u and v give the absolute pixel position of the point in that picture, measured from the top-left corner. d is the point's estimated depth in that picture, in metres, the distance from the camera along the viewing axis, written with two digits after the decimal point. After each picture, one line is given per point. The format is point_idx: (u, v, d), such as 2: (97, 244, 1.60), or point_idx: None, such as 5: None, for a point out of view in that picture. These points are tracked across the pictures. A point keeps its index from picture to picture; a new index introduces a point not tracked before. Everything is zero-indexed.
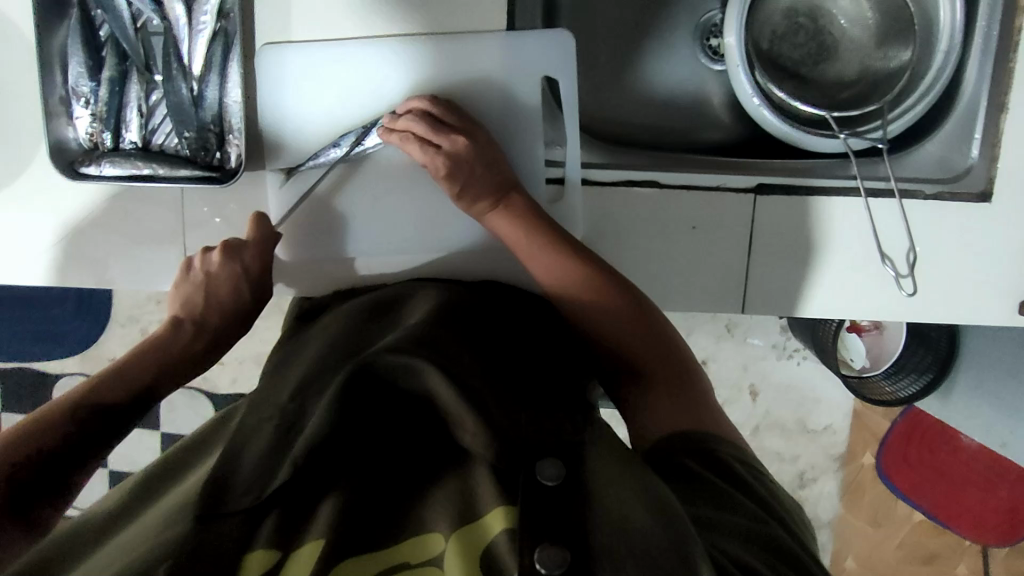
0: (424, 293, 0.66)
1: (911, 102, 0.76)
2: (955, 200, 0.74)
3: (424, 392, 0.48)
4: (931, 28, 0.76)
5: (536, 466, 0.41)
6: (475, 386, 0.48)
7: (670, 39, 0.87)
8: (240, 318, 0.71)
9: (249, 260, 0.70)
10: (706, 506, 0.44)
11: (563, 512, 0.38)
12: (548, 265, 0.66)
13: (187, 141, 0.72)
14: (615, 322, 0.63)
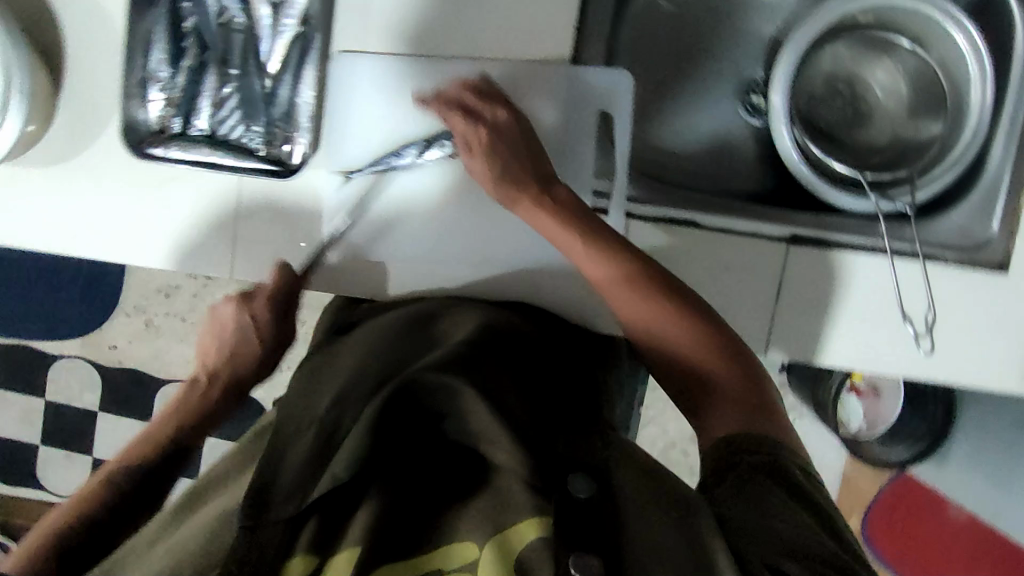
0: (462, 312, 0.70)
1: (939, 172, 0.79)
2: (975, 271, 0.78)
3: (457, 410, 0.51)
4: (961, 105, 0.81)
5: (569, 482, 0.45)
6: (511, 406, 0.52)
7: (715, 89, 0.90)
8: (251, 359, 0.73)
9: (254, 310, 0.73)
10: (753, 516, 0.47)
11: (597, 525, 0.43)
12: (594, 270, 0.67)
13: (255, 134, 0.76)
14: (665, 338, 0.63)
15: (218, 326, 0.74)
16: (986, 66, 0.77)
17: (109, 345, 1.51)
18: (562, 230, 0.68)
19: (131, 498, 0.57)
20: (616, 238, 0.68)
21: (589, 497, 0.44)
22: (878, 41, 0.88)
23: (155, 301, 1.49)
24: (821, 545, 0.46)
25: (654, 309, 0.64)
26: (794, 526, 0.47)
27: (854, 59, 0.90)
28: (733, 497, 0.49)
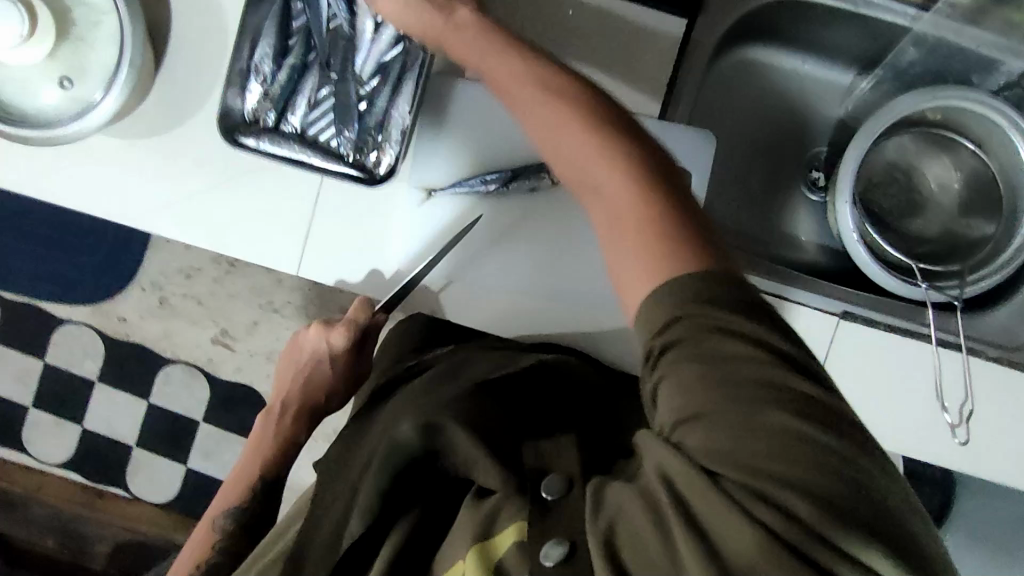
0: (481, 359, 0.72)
1: (988, 271, 0.83)
2: (1013, 369, 0.81)
3: (450, 441, 0.58)
4: (1016, 212, 0.85)
5: (542, 482, 0.47)
6: (494, 433, 0.57)
7: (781, 161, 0.93)
8: (323, 388, 0.85)
9: (334, 338, 0.82)
10: (733, 438, 0.42)
11: (565, 516, 0.45)
12: (588, 161, 0.51)
13: (346, 140, 0.76)
14: (637, 261, 0.48)
15: (307, 353, 0.85)
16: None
17: (119, 317, 1.51)
18: (556, 123, 0.52)
19: (240, 532, 0.78)
20: (632, 130, 0.52)
21: (561, 497, 0.46)
22: (940, 138, 0.92)
23: (174, 281, 1.49)
24: (825, 491, 0.41)
25: (639, 212, 0.48)
26: (794, 452, 0.41)
27: (916, 151, 0.93)
28: (693, 408, 0.44)
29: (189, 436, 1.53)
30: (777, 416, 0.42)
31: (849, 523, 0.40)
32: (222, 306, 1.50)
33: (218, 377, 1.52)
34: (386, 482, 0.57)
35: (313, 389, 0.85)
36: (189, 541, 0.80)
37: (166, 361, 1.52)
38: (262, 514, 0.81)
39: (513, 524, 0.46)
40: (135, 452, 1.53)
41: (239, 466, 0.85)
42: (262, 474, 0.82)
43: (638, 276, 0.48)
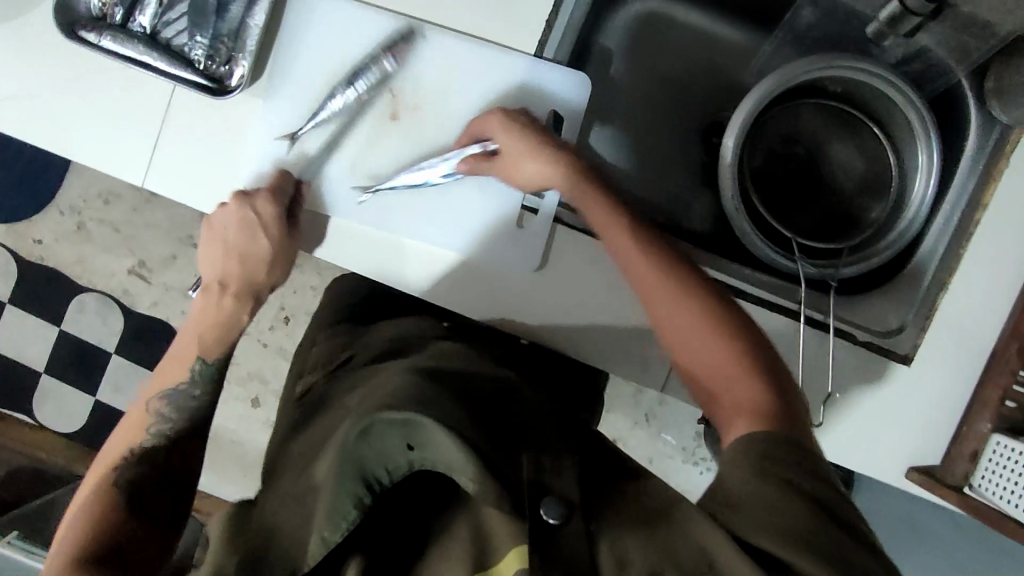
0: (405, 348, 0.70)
1: (869, 254, 0.80)
2: (878, 355, 0.78)
3: (427, 446, 0.47)
4: (905, 193, 0.82)
5: (541, 503, 0.46)
6: (472, 435, 0.48)
7: (681, 127, 0.91)
8: (262, 267, 0.72)
9: (262, 207, 0.71)
10: (769, 506, 0.46)
11: (567, 550, 0.45)
12: (679, 310, 0.60)
13: (198, 46, 0.74)
14: (735, 392, 0.55)
15: (218, 231, 0.70)
16: (935, 155, 0.78)
17: (34, 239, 1.45)
18: (639, 262, 0.64)
19: (184, 434, 0.67)
20: (675, 262, 0.64)
21: (560, 522, 0.46)
22: (845, 115, 0.87)
23: (92, 206, 1.43)
24: (817, 534, 0.44)
25: (732, 352, 0.57)
26: (789, 509, 0.46)
27: (820, 125, 0.89)
28: (739, 492, 0.48)
29: (98, 367, 1.47)
30: (782, 481, 0.48)
31: (847, 537, 0.45)
32: (137, 235, 1.43)
33: (132, 309, 1.46)
34: (359, 488, 0.47)
35: (251, 265, 0.71)
36: (109, 441, 0.66)
37: (79, 289, 1.46)
38: (206, 410, 0.69)
39: (512, 552, 0.43)
40: (43, 379, 1.47)
41: (172, 350, 0.71)
42: (201, 355, 0.70)
43: (728, 405, 0.56)
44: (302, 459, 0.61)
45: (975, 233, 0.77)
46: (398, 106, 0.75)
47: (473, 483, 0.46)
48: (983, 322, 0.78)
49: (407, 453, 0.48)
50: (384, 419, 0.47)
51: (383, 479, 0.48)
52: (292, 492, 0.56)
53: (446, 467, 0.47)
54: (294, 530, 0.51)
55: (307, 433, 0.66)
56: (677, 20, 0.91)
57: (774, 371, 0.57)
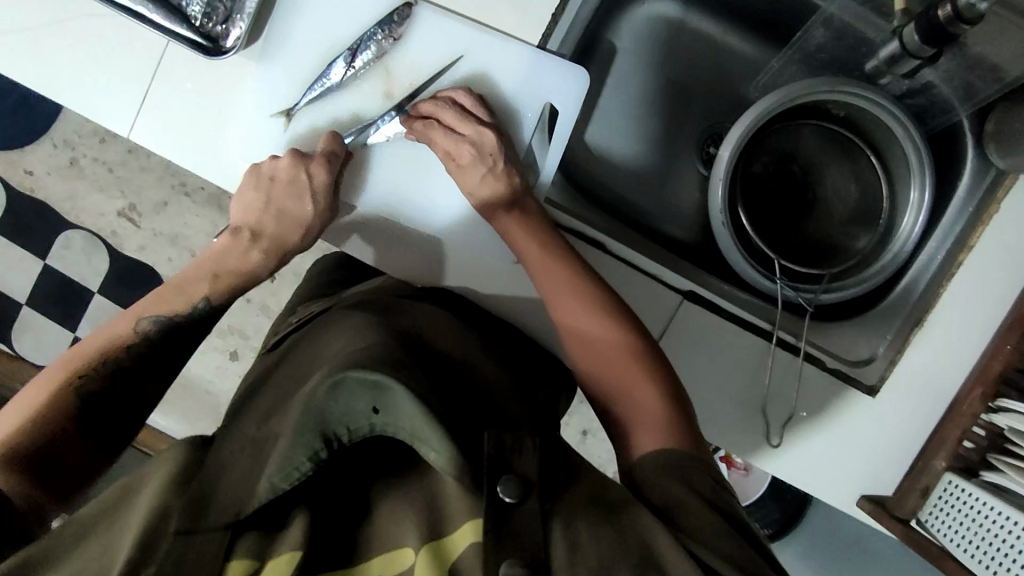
0: (349, 317, 0.66)
1: (848, 284, 0.80)
2: (847, 385, 0.79)
3: (391, 408, 0.47)
4: (893, 227, 0.82)
5: (499, 482, 0.47)
6: (434, 402, 0.49)
7: (678, 133, 0.91)
8: (300, 228, 0.71)
9: (315, 172, 0.70)
10: (688, 518, 0.49)
11: (519, 527, 0.45)
12: (590, 333, 0.65)
13: (195, 2, 0.72)
14: (636, 411, 0.60)
15: (301, 185, 0.70)
16: (926, 164, 0.78)
17: (25, 170, 1.43)
18: (565, 285, 0.68)
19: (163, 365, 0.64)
20: (606, 287, 0.68)
21: (516, 501, 0.46)
22: (844, 142, 0.87)
23: (87, 141, 1.42)
24: (735, 551, 0.47)
25: (636, 370, 0.63)
26: (709, 520, 0.49)
27: (816, 148, 0.88)
28: (661, 498, 0.51)
29: (80, 304, 1.47)
30: (696, 497, 0.51)
31: (756, 554, 0.48)
32: (130, 176, 1.43)
33: (118, 251, 1.45)
34: (318, 441, 0.48)
35: (286, 226, 0.70)
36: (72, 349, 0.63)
37: (66, 225, 1.45)
38: (193, 335, 0.67)
39: (468, 523, 0.46)
40: (24, 311, 1.47)
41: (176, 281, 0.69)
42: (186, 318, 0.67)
43: (628, 415, 0.61)
44: (265, 408, 0.62)
45: (953, 275, 0.77)
46: (393, 85, 0.74)
47: (433, 451, 0.46)
48: (951, 362, 0.78)
49: (371, 416, 0.48)
50: (355, 377, 0.47)
51: (341, 437, 0.48)
52: (249, 441, 0.56)
53: (407, 433, 0.47)
54: (237, 484, 0.50)
55: (257, 398, 0.68)
56: (690, 26, 0.89)
57: (675, 383, 0.63)
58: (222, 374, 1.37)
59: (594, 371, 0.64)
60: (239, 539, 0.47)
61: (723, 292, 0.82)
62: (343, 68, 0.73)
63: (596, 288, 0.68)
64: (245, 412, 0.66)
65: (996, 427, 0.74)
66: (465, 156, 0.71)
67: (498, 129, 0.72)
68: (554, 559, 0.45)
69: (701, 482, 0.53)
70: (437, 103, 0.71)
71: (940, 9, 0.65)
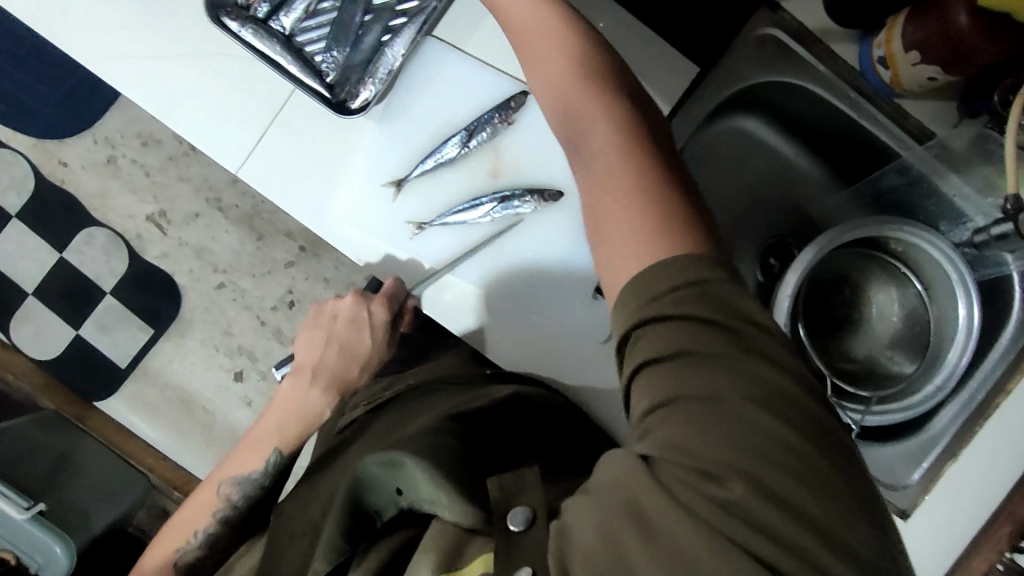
0: (423, 411, 0.70)
1: (893, 412, 0.84)
2: None
3: (409, 477, 0.56)
4: (937, 359, 0.87)
5: (508, 513, 0.48)
6: (457, 470, 0.56)
7: (739, 238, 0.96)
8: (357, 362, 0.77)
9: (374, 310, 0.76)
10: (709, 446, 0.41)
11: (526, 548, 0.46)
12: (616, 174, 0.52)
13: (331, 59, 0.74)
14: (619, 229, 0.49)
15: (354, 322, 0.76)
16: (972, 311, 0.84)
17: (61, 162, 1.42)
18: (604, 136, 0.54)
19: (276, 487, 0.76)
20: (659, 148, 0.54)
21: (524, 528, 0.47)
22: (894, 271, 0.93)
23: (130, 143, 1.43)
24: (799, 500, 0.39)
25: (636, 200, 0.50)
26: (774, 446, 0.40)
27: (869, 274, 0.95)
28: (684, 388, 0.42)
29: (90, 302, 1.44)
30: (727, 432, 0.41)
31: (805, 506, 0.39)
32: (167, 184, 1.43)
33: (141, 255, 1.44)
34: (348, 519, 0.56)
35: (348, 360, 0.77)
36: (175, 516, 0.75)
37: (92, 221, 1.43)
38: (276, 481, 0.75)
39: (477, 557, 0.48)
40: (30, 302, 1.43)
41: (256, 432, 0.75)
42: (277, 447, 0.74)
43: (609, 233, 0.50)
44: (333, 483, 0.66)
45: (993, 416, 0.82)
46: (499, 165, 0.77)
47: (447, 509, 0.52)
48: (982, 497, 0.82)
49: (396, 496, 0.57)
50: (373, 460, 0.58)
51: (381, 515, 0.58)
52: (313, 527, 0.62)
53: (427, 501, 0.54)
54: (295, 567, 0.58)
55: (325, 476, 0.69)
56: (766, 143, 0.94)
57: (684, 203, 0.50)
58: None
59: (592, 187, 0.53)
60: None
61: None
62: (457, 148, 0.76)
63: (622, 125, 0.54)
64: (314, 483, 0.69)
65: None
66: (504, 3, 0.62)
67: None
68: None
69: (770, 372, 0.42)
70: None
71: None
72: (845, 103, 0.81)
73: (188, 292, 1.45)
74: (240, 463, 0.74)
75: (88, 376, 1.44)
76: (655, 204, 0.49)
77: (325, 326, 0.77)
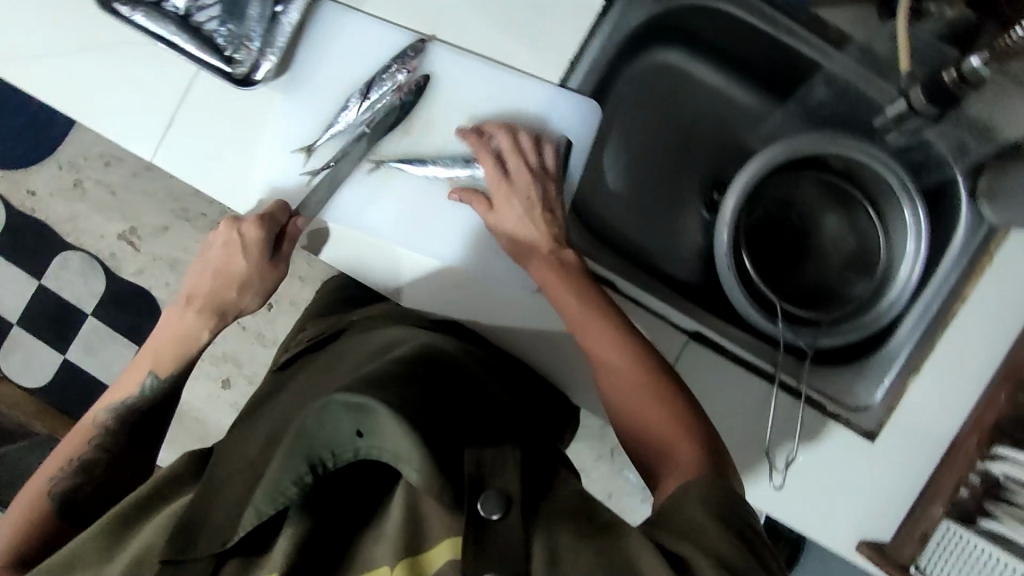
0: (377, 351, 0.63)
1: (848, 333, 0.84)
2: (847, 429, 0.80)
3: (374, 428, 0.47)
4: (889, 276, 0.86)
5: (481, 497, 0.46)
6: (421, 420, 0.49)
7: (684, 178, 0.94)
8: (233, 284, 0.75)
9: (245, 229, 0.73)
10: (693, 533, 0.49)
11: (497, 543, 0.44)
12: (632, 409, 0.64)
13: (227, 33, 0.74)
14: (668, 467, 0.59)
15: (226, 245, 0.74)
16: (921, 218, 0.82)
17: (28, 190, 1.43)
18: (598, 331, 0.68)
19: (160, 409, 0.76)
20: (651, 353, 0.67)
21: (498, 516, 0.46)
22: (840, 191, 0.90)
23: (92, 164, 1.42)
24: (743, 565, 0.47)
25: (661, 425, 0.62)
26: (727, 544, 0.48)
27: (816, 198, 0.92)
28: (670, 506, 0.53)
29: (73, 326, 1.45)
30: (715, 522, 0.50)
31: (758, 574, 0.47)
32: (134, 201, 1.43)
33: (116, 273, 1.44)
34: (303, 466, 0.48)
35: (223, 283, 0.76)
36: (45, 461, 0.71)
37: (65, 246, 1.44)
38: (161, 407, 0.76)
39: (447, 540, 0.45)
40: (15, 332, 1.45)
41: (135, 359, 0.76)
42: (153, 369, 0.75)
43: (647, 438, 0.62)
44: (268, 430, 0.61)
45: (949, 326, 0.80)
46: (411, 124, 0.76)
47: (415, 470, 0.45)
48: (946, 412, 0.80)
49: (356, 440, 0.48)
50: (339, 401, 0.47)
51: (327, 461, 0.48)
52: (248, 466, 0.56)
53: (392, 456, 0.46)
54: (229, 510, 0.52)
55: (257, 421, 0.66)
56: (695, 78, 0.92)
57: (709, 435, 0.61)
58: (219, 403, 1.35)
59: (620, 396, 0.65)
60: (224, 565, 0.50)
61: (727, 335, 0.85)
62: (361, 104, 0.76)
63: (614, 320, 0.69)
64: (251, 428, 0.65)
65: (991, 476, 0.75)
66: (501, 192, 0.74)
67: (545, 171, 0.75)
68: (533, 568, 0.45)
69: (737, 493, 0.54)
70: (495, 134, 0.74)
71: (945, 72, 0.70)
72: (759, 18, 0.80)
73: (167, 306, 1.45)
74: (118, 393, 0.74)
75: (80, 398, 1.45)
76: (657, 394, 0.63)
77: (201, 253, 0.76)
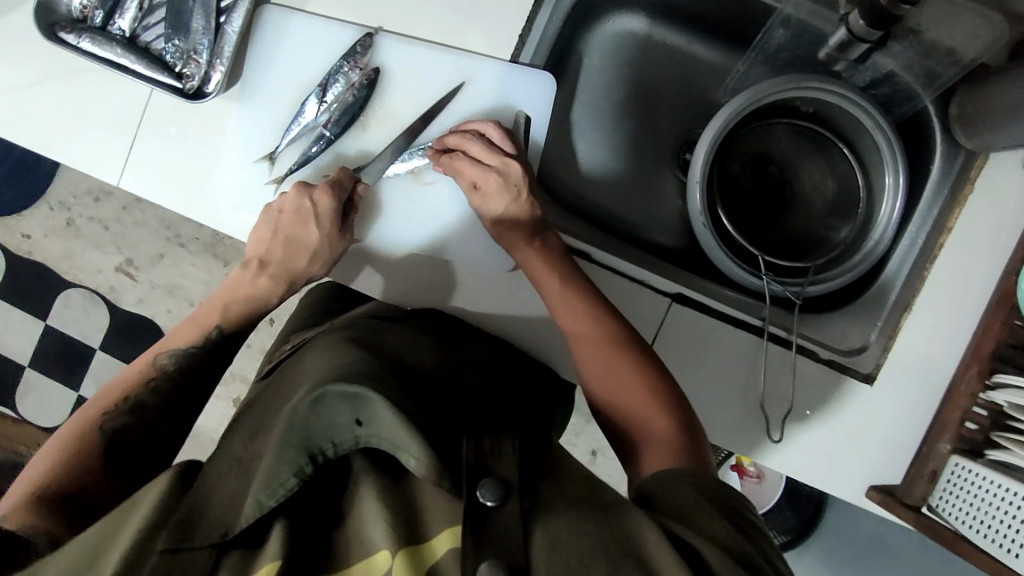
0: (357, 342, 0.61)
1: (834, 274, 0.81)
2: (843, 374, 0.78)
3: (368, 419, 0.46)
4: (872, 216, 0.83)
5: (479, 484, 0.45)
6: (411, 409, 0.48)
7: (657, 142, 0.93)
8: (304, 254, 0.73)
9: (318, 199, 0.71)
10: (693, 514, 0.48)
11: (496, 530, 0.43)
12: (616, 390, 0.64)
13: (174, 48, 0.73)
14: (648, 442, 0.60)
15: (296, 212, 0.71)
16: (897, 147, 0.79)
17: (24, 234, 1.45)
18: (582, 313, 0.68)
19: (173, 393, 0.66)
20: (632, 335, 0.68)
21: (496, 503, 0.45)
22: (815, 137, 0.89)
23: (81, 201, 1.44)
24: (743, 543, 0.46)
25: (644, 403, 0.62)
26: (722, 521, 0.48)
27: (792, 146, 0.90)
28: (665, 489, 0.52)
29: (82, 362, 1.47)
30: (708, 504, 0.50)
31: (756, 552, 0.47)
32: (127, 232, 1.44)
33: (117, 305, 1.46)
34: (301, 457, 0.46)
35: (295, 250, 0.73)
36: (94, 401, 0.65)
37: (65, 284, 1.46)
38: (213, 363, 0.70)
39: (446, 531, 0.44)
40: (28, 374, 1.47)
41: (199, 311, 0.73)
42: (220, 323, 0.72)
43: (627, 411, 0.63)
44: (249, 430, 0.59)
45: (937, 258, 0.78)
46: (368, 118, 0.76)
47: (413, 459, 0.45)
48: (944, 347, 0.78)
49: (354, 429, 0.46)
50: (334, 391, 0.45)
51: (326, 452, 0.47)
52: (236, 460, 0.54)
53: (391, 444, 0.45)
54: (225, 504, 0.49)
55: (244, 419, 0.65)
56: (653, 40, 0.91)
57: (686, 410, 0.63)
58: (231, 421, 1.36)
59: (599, 376, 0.65)
60: (223, 559, 0.46)
61: (711, 292, 0.83)
62: (316, 105, 0.76)
63: (593, 306, 0.69)
64: (236, 430, 0.63)
65: (996, 405, 0.73)
66: (490, 181, 0.71)
67: (522, 160, 0.73)
68: (534, 560, 0.44)
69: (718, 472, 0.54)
70: (465, 136, 0.72)
71: None
72: None
73: None
74: (179, 336, 0.70)
75: None
76: (636, 370, 0.64)
77: (264, 218, 0.73)
